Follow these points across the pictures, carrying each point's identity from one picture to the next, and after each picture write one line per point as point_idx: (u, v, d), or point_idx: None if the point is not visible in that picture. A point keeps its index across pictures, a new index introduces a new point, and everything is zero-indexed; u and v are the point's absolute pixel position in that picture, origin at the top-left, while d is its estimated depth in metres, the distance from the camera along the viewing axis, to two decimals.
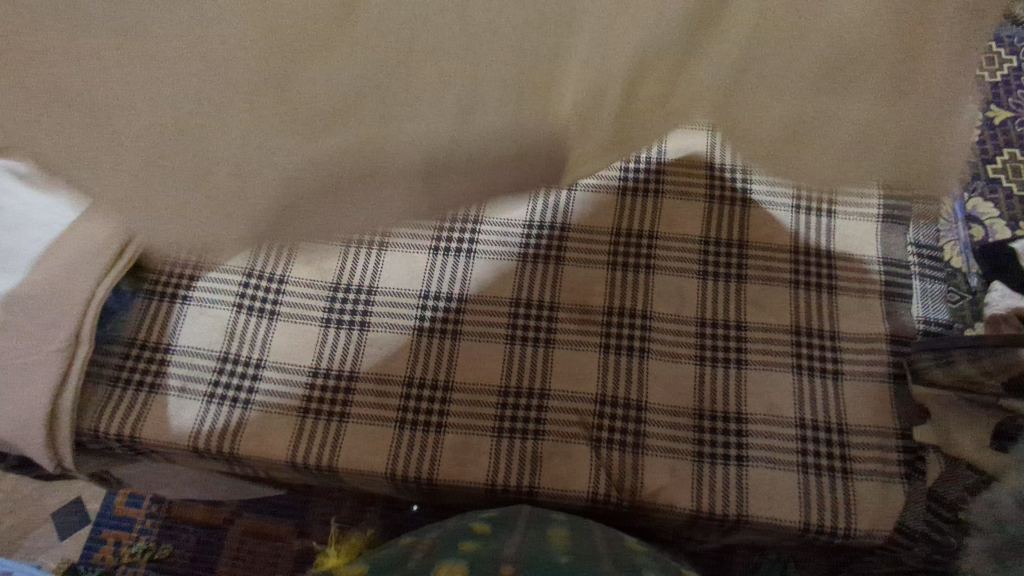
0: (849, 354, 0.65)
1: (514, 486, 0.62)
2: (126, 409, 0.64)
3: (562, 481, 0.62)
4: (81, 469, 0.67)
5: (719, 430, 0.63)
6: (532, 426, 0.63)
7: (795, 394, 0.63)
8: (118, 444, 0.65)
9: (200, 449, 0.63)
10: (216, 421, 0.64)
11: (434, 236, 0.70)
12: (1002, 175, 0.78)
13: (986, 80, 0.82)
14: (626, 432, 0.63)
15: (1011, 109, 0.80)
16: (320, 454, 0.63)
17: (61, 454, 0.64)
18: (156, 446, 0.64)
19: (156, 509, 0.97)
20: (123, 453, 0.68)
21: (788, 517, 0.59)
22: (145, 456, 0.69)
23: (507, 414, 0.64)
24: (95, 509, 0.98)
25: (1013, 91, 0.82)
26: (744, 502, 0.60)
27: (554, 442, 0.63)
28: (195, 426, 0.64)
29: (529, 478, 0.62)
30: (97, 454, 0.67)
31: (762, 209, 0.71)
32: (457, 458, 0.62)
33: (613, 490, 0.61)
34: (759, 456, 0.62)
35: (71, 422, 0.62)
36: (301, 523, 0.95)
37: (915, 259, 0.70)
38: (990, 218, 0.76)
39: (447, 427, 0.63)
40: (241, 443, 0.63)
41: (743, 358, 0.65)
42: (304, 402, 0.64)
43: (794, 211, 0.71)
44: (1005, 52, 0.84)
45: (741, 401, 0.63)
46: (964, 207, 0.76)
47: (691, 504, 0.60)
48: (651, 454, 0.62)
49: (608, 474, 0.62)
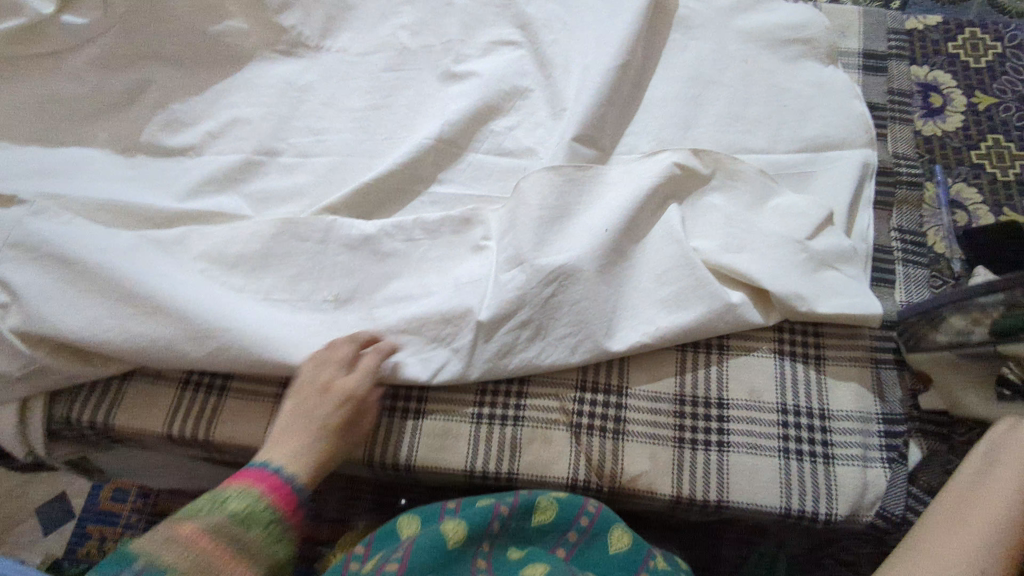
0: (831, 342, 0.65)
1: (493, 473, 0.61)
2: (102, 397, 0.63)
3: (540, 468, 0.61)
4: (55, 457, 0.66)
5: (700, 414, 0.62)
6: (511, 413, 0.62)
7: (778, 379, 0.63)
8: (92, 432, 0.64)
9: (175, 436, 0.62)
10: (191, 408, 0.62)
11: (410, 245, 0.65)
12: (986, 161, 0.78)
13: (971, 66, 0.85)
14: (606, 418, 0.62)
15: (995, 95, 0.82)
16: None
17: (31, 440, 0.63)
18: (130, 433, 0.63)
19: (143, 503, 0.97)
20: (98, 442, 0.66)
21: (769, 502, 0.59)
22: (121, 445, 0.67)
23: (486, 400, 0.63)
24: (83, 503, 0.98)
25: (997, 78, 0.83)
26: (725, 488, 0.59)
27: (533, 428, 0.62)
28: (170, 412, 0.62)
29: (507, 464, 0.61)
30: (72, 444, 0.66)
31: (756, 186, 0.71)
32: (435, 444, 0.61)
33: (592, 477, 0.61)
34: (740, 440, 0.61)
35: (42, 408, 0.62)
36: None
37: (898, 246, 0.70)
38: (974, 203, 0.76)
39: (426, 413, 0.63)
40: (217, 429, 0.62)
41: (723, 344, 0.65)
42: (280, 390, 0.63)
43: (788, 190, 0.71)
44: (991, 38, 0.86)
45: (724, 387, 0.63)
46: (947, 194, 0.76)
47: (671, 489, 0.60)
48: (631, 440, 0.61)
49: (587, 461, 0.61)
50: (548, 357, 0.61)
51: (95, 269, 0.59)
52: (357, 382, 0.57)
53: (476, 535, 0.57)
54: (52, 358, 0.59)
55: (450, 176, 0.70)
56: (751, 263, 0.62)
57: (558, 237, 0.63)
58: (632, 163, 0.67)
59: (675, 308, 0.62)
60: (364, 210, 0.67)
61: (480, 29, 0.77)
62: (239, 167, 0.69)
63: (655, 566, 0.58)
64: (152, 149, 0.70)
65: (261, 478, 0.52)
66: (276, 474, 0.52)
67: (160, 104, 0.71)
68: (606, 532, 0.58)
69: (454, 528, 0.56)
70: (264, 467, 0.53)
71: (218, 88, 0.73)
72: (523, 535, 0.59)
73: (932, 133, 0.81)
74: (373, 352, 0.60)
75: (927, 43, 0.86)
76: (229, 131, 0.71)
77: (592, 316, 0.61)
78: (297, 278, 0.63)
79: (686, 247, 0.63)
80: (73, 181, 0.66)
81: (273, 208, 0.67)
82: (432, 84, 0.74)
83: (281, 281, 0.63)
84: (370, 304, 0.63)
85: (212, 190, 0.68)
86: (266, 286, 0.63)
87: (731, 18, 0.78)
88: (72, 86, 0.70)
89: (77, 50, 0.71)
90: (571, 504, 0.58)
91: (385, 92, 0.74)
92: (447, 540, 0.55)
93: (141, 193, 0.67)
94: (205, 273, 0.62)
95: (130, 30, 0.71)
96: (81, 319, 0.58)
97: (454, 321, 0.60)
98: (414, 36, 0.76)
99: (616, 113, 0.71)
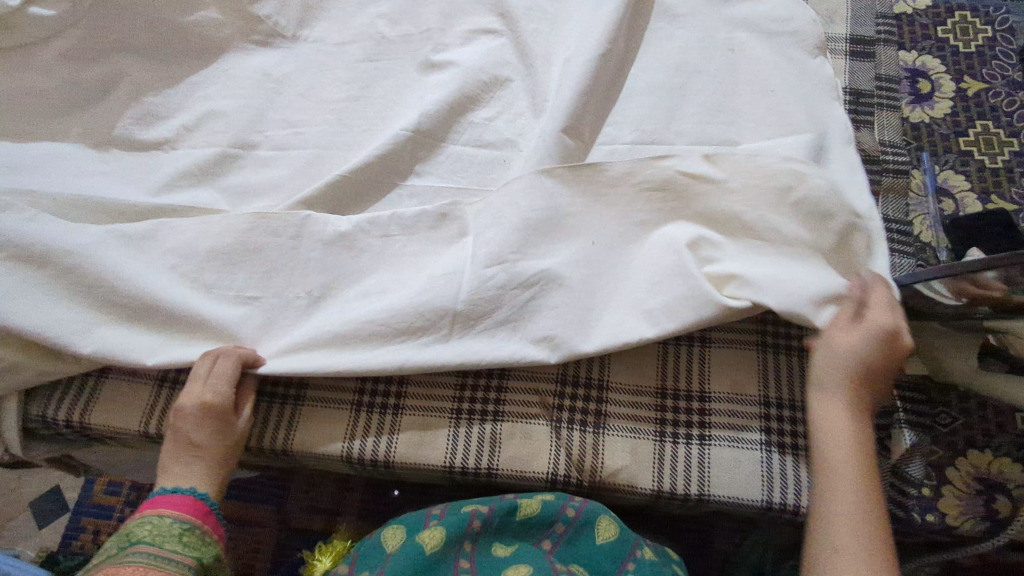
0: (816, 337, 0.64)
1: (473, 468, 0.60)
2: (78, 395, 0.62)
3: (520, 463, 0.60)
4: (32, 457, 0.65)
5: (681, 408, 0.61)
6: (492, 408, 0.62)
7: (760, 373, 0.62)
8: (69, 431, 0.63)
9: (153, 435, 0.61)
10: (168, 406, 0.62)
11: (388, 237, 0.64)
12: (974, 148, 0.78)
13: (962, 50, 0.83)
14: (588, 413, 0.61)
15: (985, 80, 0.81)
16: (276, 436, 0.62)
17: (7, 441, 0.62)
18: (107, 432, 0.62)
19: (136, 496, 0.97)
20: (76, 440, 0.66)
21: (750, 496, 0.58)
22: (100, 442, 0.67)
23: (466, 394, 0.62)
24: (73, 498, 0.98)
25: (987, 63, 0.82)
26: (706, 482, 0.59)
27: (513, 423, 0.61)
28: (146, 411, 0.62)
29: (487, 460, 0.60)
30: (51, 443, 0.65)
31: None
32: (413, 439, 0.61)
33: (573, 471, 0.60)
34: (722, 434, 0.60)
35: (16, 408, 0.61)
36: (281, 509, 0.92)
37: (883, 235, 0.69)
38: (961, 191, 0.76)
39: (405, 409, 0.62)
40: None
41: (707, 336, 0.64)
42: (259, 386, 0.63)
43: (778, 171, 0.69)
44: (981, 21, 0.85)
45: (704, 379, 0.62)
46: (935, 182, 0.76)
47: (652, 483, 0.59)
48: (612, 435, 0.60)
49: (567, 456, 0.60)
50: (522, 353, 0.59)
51: (72, 274, 0.59)
52: (215, 393, 0.57)
53: (457, 541, 0.57)
54: (23, 355, 0.59)
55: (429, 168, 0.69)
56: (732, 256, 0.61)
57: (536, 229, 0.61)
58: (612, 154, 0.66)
59: (650, 302, 0.60)
60: (342, 202, 0.66)
61: (459, 15, 0.75)
62: (213, 160, 0.68)
63: (642, 557, 0.57)
64: (125, 141, 0.69)
65: (175, 504, 0.54)
66: (185, 493, 0.55)
67: (133, 97, 0.70)
68: (591, 522, 0.58)
69: (433, 531, 0.57)
70: (170, 491, 0.55)
71: (191, 79, 0.72)
72: (505, 532, 0.59)
73: (921, 119, 0.80)
74: (228, 356, 0.58)
75: (917, 27, 0.85)
76: (205, 123, 0.70)
77: (570, 313, 0.60)
78: (269, 274, 0.62)
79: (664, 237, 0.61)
80: (46, 176, 0.66)
81: (249, 202, 0.66)
82: (411, 73, 0.73)
83: (254, 277, 0.62)
84: (345, 299, 0.62)
85: (187, 184, 0.67)
86: (239, 283, 0.62)
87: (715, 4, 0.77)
88: (43, 79, 0.70)
89: (49, 43, 0.70)
90: (550, 504, 0.58)
91: (362, 82, 0.72)
92: (427, 542, 0.56)
93: (114, 188, 0.66)
94: (179, 273, 0.61)
95: (102, 23, 0.71)
96: (53, 323, 0.58)
97: (431, 316, 0.59)
98: (393, 24, 0.75)
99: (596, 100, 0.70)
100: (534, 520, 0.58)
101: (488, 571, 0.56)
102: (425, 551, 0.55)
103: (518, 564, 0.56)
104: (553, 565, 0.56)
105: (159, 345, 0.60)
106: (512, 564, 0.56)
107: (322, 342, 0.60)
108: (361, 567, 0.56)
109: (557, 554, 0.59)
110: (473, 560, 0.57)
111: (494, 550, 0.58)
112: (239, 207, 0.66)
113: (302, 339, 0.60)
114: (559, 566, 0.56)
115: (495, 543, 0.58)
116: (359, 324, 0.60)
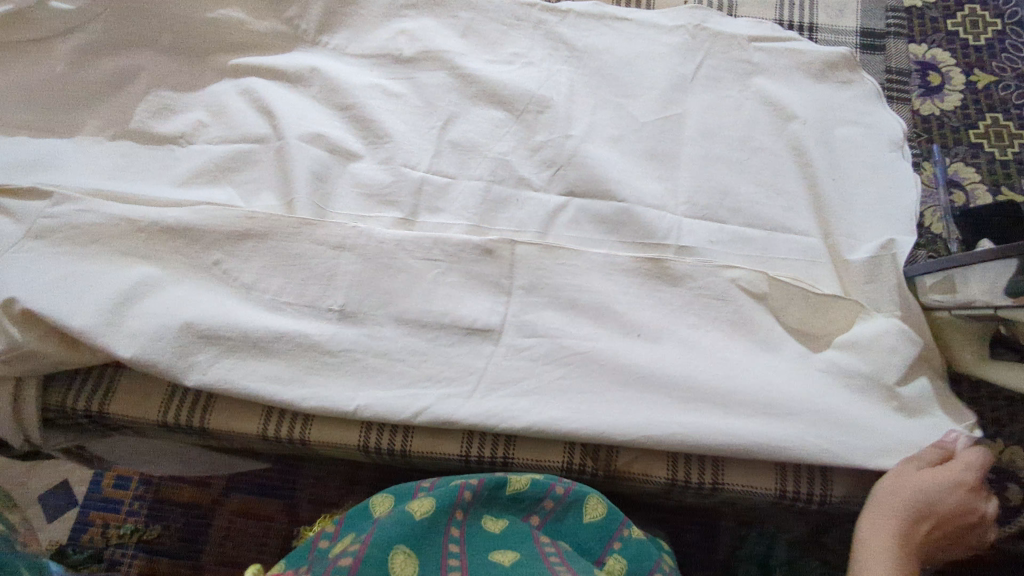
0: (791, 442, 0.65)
1: (489, 457, 0.62)
2: (95, 386, 0.63)
3: (536, 452, 0.62)
4: (49, 445, 0.65)
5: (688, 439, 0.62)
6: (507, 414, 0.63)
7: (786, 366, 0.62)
8: (87, 420, 0.64)
9: (170, 425, 0.62)
10: (186, 398, 0.62)
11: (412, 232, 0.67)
12: (984, 141, 0.78)
13: (971, 43, 0.84)
14: None
15: (994, 73, 0.82)
16: (292, 430, 0.62)
17: (24, 428, 0.62)
18: (125, 421, 0.63)
19: (143, 490, 0.95)
20: (93, 430, 0.66)
21: (764, 486, 0.60)
22: (117, 432, 0.67)
23: None
24: (82, 492, 0.96)
25: (997, 56, 0.83)
26: (719, 471, 0.61)
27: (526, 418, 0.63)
28: (164, 401, 0.62)
29: (503, 450, 0.62)
30: (68, 432, 0.65)
31: (758, 166, 0.69)
32: (429, 431, 0.62)
33: (588, 460, 0.62)
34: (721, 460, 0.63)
35: (35, 397, 0.62)
36: (291, 503, 0.92)
37: None
38: (972, 183, 0.76)
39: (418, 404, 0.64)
40: (212, 415, 0.62)
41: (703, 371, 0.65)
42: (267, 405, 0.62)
43: (798, 172, 0.69)
44: (991, 13, 0.85)
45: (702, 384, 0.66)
46: (946, 174, 0.76)
47: (665, 474, 0.61)
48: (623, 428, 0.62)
49: (581, 447, 0.62)
50: (534, 373, 0.61)
51: (97, 271, 0.61)
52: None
53: (443, 521, 0.56)
54: (42, 349, 0.59)
55: (444, 162, 0.69)
56: (735, 259, 0.66)
57: (556, 264, 0.64)
58: (623, 178, 0.68)
59: (659, 321, 0.62)
60: (369, 201, 0.67)
61: (488, 45, 0.75)
62: (231, 157, 0.68)
63: (629, 535, 0.58)
64: (141, 138, 0.69)
65: None
66: None
67: (150, 92, 0.70)
68: (579, 501, 0.59)
69: (422, 501, 0.56)
70: None
71: (207, 74, 0.72)
72: (496, 502, 0.59)
73: (931, 112, 0.80)
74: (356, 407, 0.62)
75: (927, 20, 0.85)
76: (220, 119, 0.70)
77: (585, 331, 0.62)
78: (298, 278, 0.63)
79: (681, 278, 0.64)
80: (64, 172, 0.66)
81: (267, 197, 0.67)
82: (434, 87, 0.72)
83: (287, 282, 0.63)
84: (364, 294, 0.63)
85: (204, 179, 0.68)
86: (273, 285, 0.63)
87: (739, 22, 0.77)
88: (59, 72, 0.70)
89: (67, 39, 0.71)
90: (539, 481, 0.58)
91: (383, 92, 0.72)
92: (416, 511, 0.55)
93: (132, 182, 0.67)
94: (207, 265, 0.63)
95: (118, 18, 0.71)
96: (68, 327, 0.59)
97: (456, 318, 0.62)
98: (413, 42, 0.74)
99: (609, 115, 0.72)
100: (525, 490, 0.58)
101: (480, 544, 0.56)
102: (413, 519, 0.54)
103: (506, 549, 0.55)
104: (538, 541, 0.56)
105: (167, 337, 0.59)
106: (500, 541, 0.56)
107: (351, 335, 0.62)
108: (347, 529, 0.57)
109: (544, 529, 0.59)
110: (463, 529, 0.57)
111: (485, 522, 0.58)
112: (257, 202, 0.67)
113: (326, 334, 0.62)
114: (543, 541, 0.57)
115: (485, 516, 0.58)
116: (390, 330, 0.62)
